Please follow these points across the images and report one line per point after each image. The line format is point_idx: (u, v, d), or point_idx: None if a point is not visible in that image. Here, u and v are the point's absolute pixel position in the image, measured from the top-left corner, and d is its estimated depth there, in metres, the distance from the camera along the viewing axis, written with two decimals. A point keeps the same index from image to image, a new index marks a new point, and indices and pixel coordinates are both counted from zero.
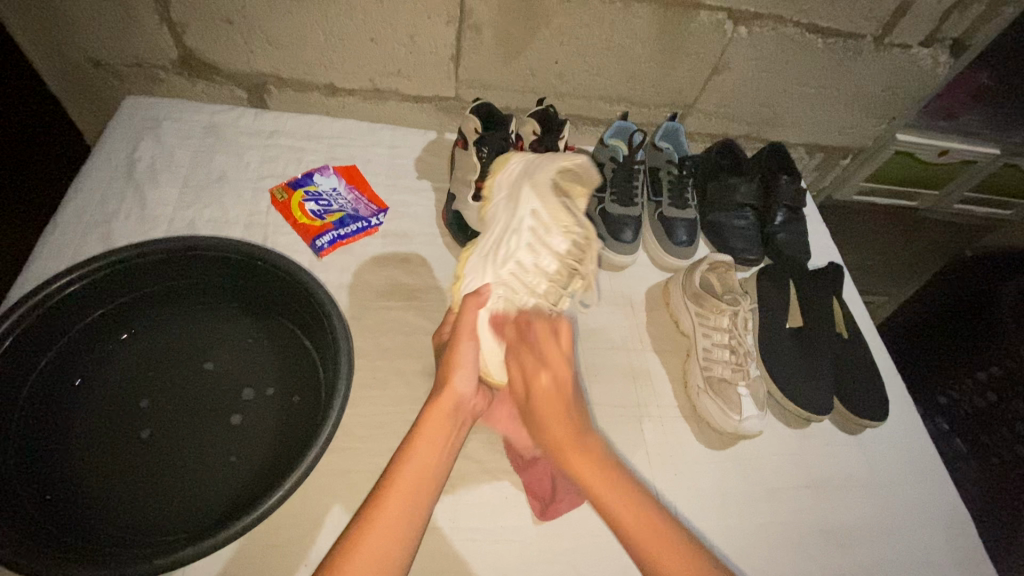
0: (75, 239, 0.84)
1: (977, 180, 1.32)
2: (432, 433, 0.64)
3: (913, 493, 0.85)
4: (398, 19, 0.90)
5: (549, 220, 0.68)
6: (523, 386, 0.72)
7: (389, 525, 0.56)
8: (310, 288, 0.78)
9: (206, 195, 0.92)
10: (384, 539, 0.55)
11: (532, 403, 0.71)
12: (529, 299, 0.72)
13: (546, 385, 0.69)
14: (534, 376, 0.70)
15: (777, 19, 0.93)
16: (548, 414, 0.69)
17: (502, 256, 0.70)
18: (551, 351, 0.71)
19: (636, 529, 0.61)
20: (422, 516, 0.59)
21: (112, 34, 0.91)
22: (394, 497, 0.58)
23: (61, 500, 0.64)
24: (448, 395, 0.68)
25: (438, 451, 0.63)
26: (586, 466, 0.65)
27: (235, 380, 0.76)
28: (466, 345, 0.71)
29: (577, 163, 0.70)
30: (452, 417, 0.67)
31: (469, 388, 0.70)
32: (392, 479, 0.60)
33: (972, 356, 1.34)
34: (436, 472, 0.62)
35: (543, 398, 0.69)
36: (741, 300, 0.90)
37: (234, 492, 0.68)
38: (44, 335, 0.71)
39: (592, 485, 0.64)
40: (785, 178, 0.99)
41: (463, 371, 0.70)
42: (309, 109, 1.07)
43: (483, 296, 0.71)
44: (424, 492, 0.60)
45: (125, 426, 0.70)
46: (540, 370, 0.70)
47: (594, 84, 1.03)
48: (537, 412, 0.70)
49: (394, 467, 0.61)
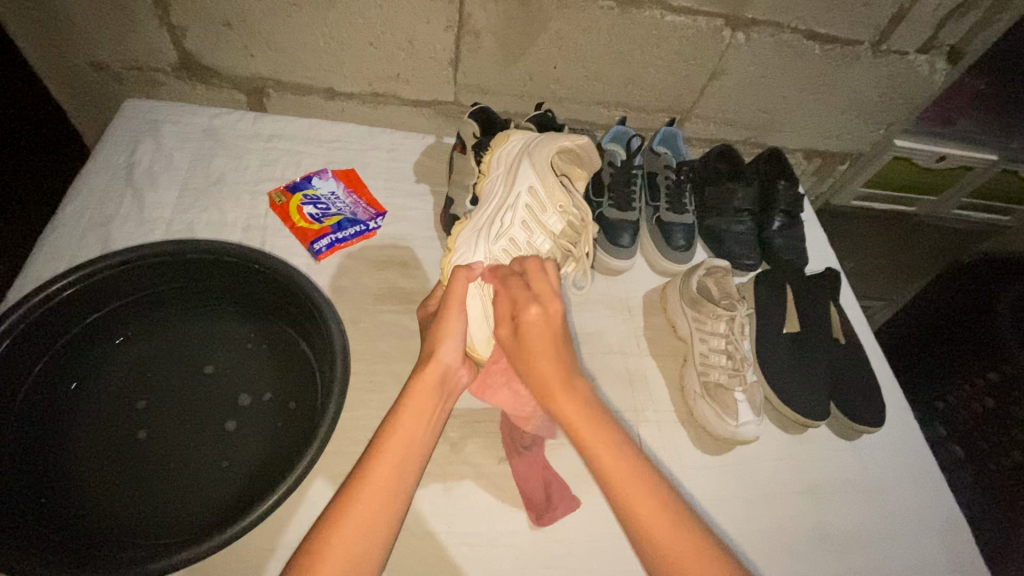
0: (74, 241, 0.84)
1: (974, 186, 1.33)
2: (417, 404, 0.65)
3: (910, 498, 0.86)
4: (397, 24, 0.90)
5: (545, 200, 0.75)
6: (508, 322, 0.70)
7: (376, 495, 0.57)
8: (307, 292, 0.78)
9: (204, 198, 0.93)
10: (366, 516, 0.55)
11: (522, 336, 0.69)
12: None
13: (537, 317, 0.68)
14: (524, 308, 0.69)
15: (776, 26, 0.94)
16: (538, 347, 0.68)
17: (497, 231, 0.76)
18: (541, 286, 0.70)
19: (614, 471, 0.61)
20: (407, 488, 0.59)
21: (112, 37, 0.91)
22: (378, 477, 0.58)
23: (55, 503, 0.64)
24: (434, 365, 0.68)
25: (423, 422, 0.64)
26: (575, 407, 0.65)
27: (232, 385, 0.76)
28: (455, 317, 0.71)
29: (577, 143, 0.78)
30: (438, 389, 0.67)
31: (456, 359, 0.70)
32: (374, 457, 0.60)
33: (972, 361, 1.31)
34: (422, 452, 0.62)
35: (532, 331, 0.68)
36: (739, 306, 0.90)
37: (228, 496, 0.68)
38: (40, 337, 0.71)
39: (577, 426, 0.64)
40: (782, 183, 1.01)
41: (452, 344, 0.70)
42: (308, 112, 1.07)
43: (474, 271, 0.73)
44: (410, 466, 0.61)
45: (121, 429, 0.70)
46: (530, 302, 0.69)
47: (592, 89, 1.03)
48: (526, 345, 0.68)
49: (376, 442, 0.61)
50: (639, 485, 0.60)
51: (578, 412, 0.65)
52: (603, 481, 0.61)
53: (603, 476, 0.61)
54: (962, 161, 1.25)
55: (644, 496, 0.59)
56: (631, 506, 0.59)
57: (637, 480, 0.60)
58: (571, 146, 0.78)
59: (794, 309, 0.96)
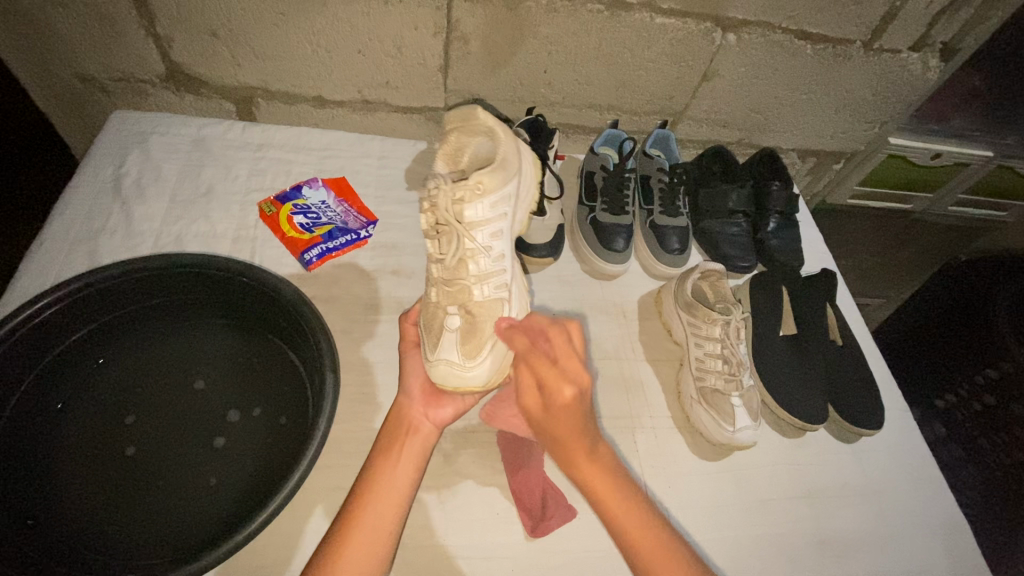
0: (60, 256, 0.83)
1: (969, 183, 1.32)
2: (390, 465, 0.63)
3: (911, 502, 0.84)
4: (384, 31, 0.90)
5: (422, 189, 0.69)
6: (536, 395, 0.64)
7: (363, 536, 0.58)
8: (297, 303, 0.77)
9: (193, 210, 0.92)
10: (356, 561, 0.56)
11: (548, 414, 0.64)
12: (437, 289, 0.70)
13: (570, 399, 0.62)
14: (557, 390, 0.62)
15: (766, 26, 0.93)
16: (563, 428, 0.63)
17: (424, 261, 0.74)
18: (570, 363, 0.65)
19: (642, 547, 0.60)
20: (394, 522, 0.59)
21: (97, 49, 0.91)
22: (348, 560, 0.56)
23: (42, 524, 0.63)
24: (396, 406, 0.68)
25: (397, 458, 0.63)
26: (598, 474, 0.64)
27: (221, 400, 0.75)
28: (410, 357, 0.72)
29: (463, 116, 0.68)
30: (402, 428, 0.66)
31: (414, 396, 0.69)
32: (346, 533, 0.58)
33: (970, 358, 1.27)
34: (395, 524, 0.59)
35: (561, 412, 0.63)
36: (734, 309, 0.88)
37: (218, 514, 0.66)
38: (26, 354, 0.70)
39: (614, 511, 0.62)
40: (777, 185, 1.00)
41: (406, 384, 0.70)
42: (298, 120, 1.06)
43: (414, 312, 0.74)
44: (393, 501, 0.60)
45: (110, 447, 0.69)
46: (563, 383, 0.62)
47: (583, 92, 1.02)
48: (554, 424, 0.64)
49: (358, 489, 0.61)
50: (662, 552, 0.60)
51: (606, 481, 0.64)
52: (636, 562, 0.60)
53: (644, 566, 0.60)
54: (957, 158, 1.24)
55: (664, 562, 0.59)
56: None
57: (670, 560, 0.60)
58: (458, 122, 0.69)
59: (790, 311, 0.95)
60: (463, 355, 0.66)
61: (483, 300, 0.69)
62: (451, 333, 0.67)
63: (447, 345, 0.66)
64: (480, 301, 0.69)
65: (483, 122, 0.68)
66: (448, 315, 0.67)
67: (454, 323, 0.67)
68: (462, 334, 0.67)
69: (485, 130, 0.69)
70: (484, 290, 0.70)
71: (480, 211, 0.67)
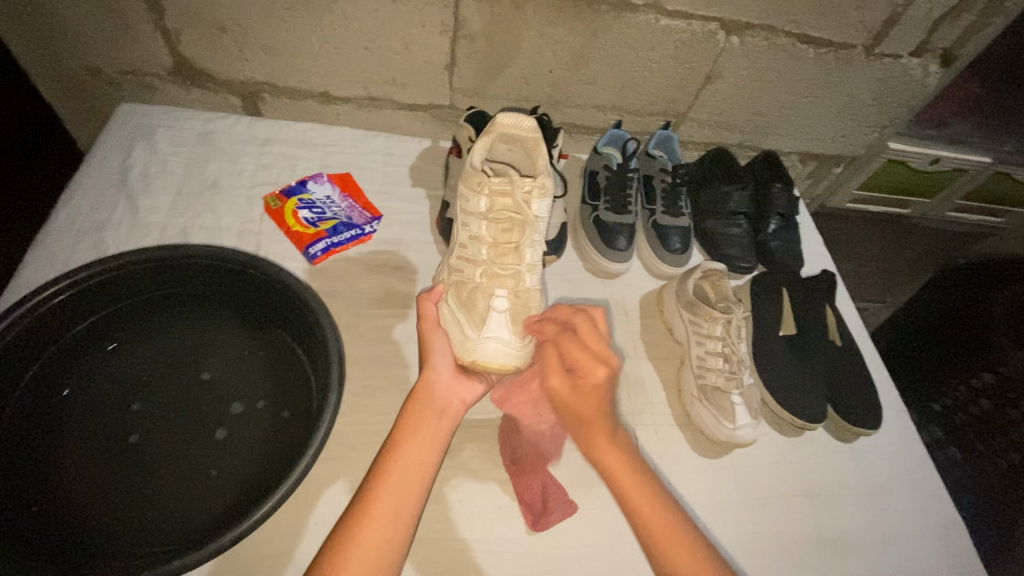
0: (66, 247, 0.83)
1: (967, 188, 1.33)
2: (412, 446, 0.63)
3: (909, 500, 0.85)
4: (392, 28, 0.90)
5: (467, 189, 0.74)
6: (562, 372, 0.71)
7: (386, 514, 0.58)
8: (302, 296, 0.78)
9: (199, 202, 0.92)
10: (379, 537, 0.56)
11: (574, 391, 0.70)
12: (480, 273, 0.74)
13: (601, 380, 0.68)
14: (590, 372, 0.68)
15: (770, 30, 0.94)
16: (585, 405, 0.69)
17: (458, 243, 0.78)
18: (595, 345, 0.70)
19: (651, 522, 0.63)
20: (415, 505, 0.60)
21: (106, 42, 0.91)
22: (369, 535, 0.56)
23: (46, 510, 0.63)
24: (424, 382, 0.69)
25: (422, 442, 0.63)
26: (615, 456, 0.67)
27: (226, 391, 0.75)
28: (435, 335, 0.71)
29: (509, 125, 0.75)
30: (435, 410, 0.66)
31: (445, 376, 0.70)
32: (367, 509, 0.58)
33: (966, 365, 1.28)
34: (414, 509, 0.59)
35: (588, 393, 0.69)
36: (735, 308, 0.89)
37: (221, 505, 0.67)
38: (34, 340, 0.71)
39: (624, 480, 0.66)
40: (777, 186, 1.01)
41: (436, 363, 0.70)
42: (304, 116, 1.07)
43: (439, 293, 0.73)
44: (415, 483, 0.61)
45: (114, 434, 0.69)
46: (596, 365, 0.68)
47: (588, 92, 1.03)
48: (575, 401, 0.70)
49: (380, 467, 0.61)
50: (668, 531, 0.62)
51: (621, 461, 0.67)
52: (634, 518, 0.64)
53: (641, 525, 0.63)
54: (955, 164, 1.25)
55: (668, 537, 0.61)
56: (656, 540, 0.61)
57: (677, 538, 0.62)
58: (503, 129, 0.75)
59: (790, 312, 0.96)
60: (513, 334, 0.71)
61: (529, 286, 0.75)
62: (499, 314, 0.71)
63: (495, 325, 0.71)
64: (529, 288, 0.75)
65: (527, 129, 0.75)
66: (498, 291, 0.72)
67: (502, 304, 0.72)
68: (509, 314, 0.72)
69: (527, 140, 0.76)
70: (533, 277, 0.76)
71: (543, 205, 0.74)
